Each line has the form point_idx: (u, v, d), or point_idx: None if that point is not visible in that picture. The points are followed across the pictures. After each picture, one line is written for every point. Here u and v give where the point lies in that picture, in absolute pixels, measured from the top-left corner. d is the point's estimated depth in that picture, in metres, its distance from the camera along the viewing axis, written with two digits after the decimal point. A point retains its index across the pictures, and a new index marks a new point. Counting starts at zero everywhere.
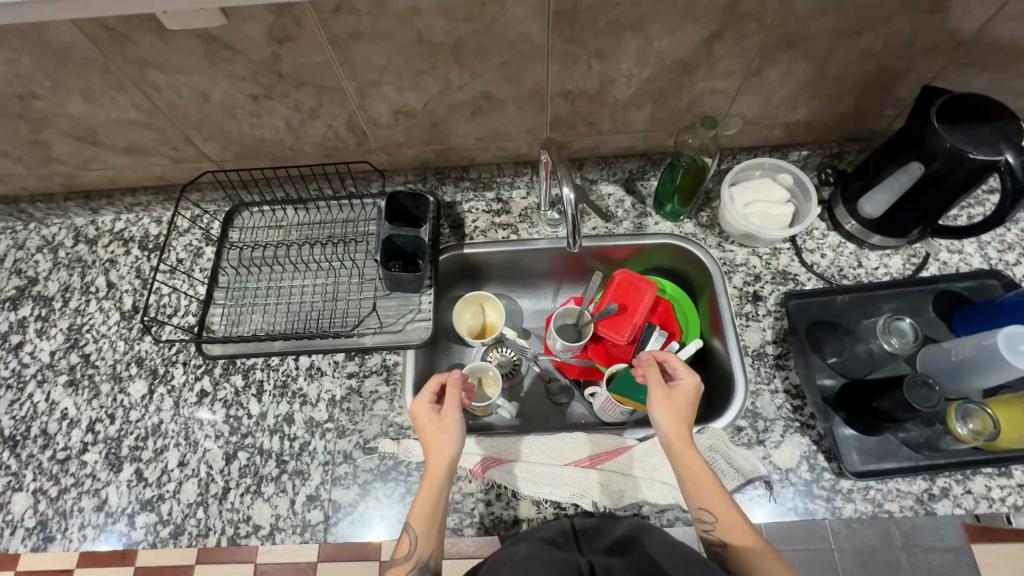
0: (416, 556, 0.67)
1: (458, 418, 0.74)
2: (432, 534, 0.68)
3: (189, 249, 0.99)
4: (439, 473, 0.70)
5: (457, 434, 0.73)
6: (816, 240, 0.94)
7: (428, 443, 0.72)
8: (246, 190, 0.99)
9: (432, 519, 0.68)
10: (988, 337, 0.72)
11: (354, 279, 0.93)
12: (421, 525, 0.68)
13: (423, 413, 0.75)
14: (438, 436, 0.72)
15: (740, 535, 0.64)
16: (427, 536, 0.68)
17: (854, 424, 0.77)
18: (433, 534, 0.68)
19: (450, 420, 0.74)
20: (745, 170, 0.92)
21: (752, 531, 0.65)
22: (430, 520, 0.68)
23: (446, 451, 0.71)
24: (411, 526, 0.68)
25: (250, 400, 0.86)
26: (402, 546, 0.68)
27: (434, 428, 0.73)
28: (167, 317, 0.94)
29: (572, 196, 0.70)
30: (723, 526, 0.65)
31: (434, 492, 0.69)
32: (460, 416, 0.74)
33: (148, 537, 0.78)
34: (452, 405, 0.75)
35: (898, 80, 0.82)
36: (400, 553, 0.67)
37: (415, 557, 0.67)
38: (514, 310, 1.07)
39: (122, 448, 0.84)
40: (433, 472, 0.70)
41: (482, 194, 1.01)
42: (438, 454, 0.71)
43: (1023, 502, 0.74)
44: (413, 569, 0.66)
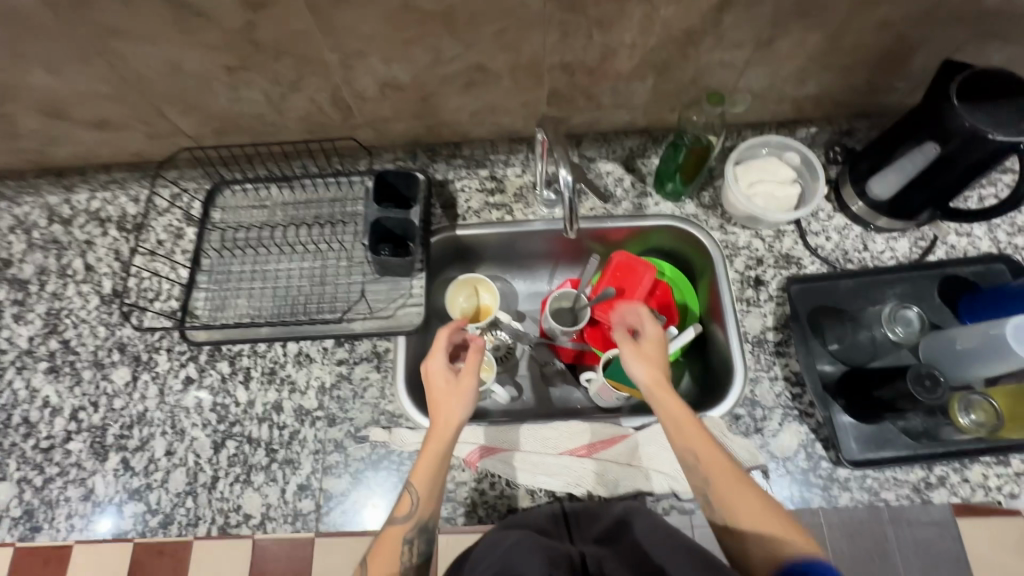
0: (414, 517, 0.68)
1: (472, 386, 0.74)
2: (432, 495, 0.69)
3: (169, 230, 0.95)
4: (445, 436, 0.70)
5: (467, 401, 0.73)
6: (821, 222, 0.91)
7: (437, 407, 0.72)
8: (226, 167, 0.93)
9: (434, 481, 0.69)
10: (996, 327, 0.70)
11: (342, 262, 0.89)
12: (422, 485, 0.69)
13: (437, 376, 0.75)
14: (449, 401, 0.72)
15: (720, 473, 0.64)
16: (429, 496, 0.69)
17: (852, 411, 0.77)
18: (433, 497, 0.69)
19: (463, 386, 0.74)
20: (750, 148, 0.88)
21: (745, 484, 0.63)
22: (431, 481, 0.69)
23: (456, 418, 0.71)
24: (412, 486, 0.69)
25: (238, 388, 0.84)
26: (403, 504, 0.69)
27: (446, 391, 0.73)
28: (149, 302, 0.90)
29: (570, 179, 0.66)
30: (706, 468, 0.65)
31: (440, 455, 0.70)
32: (473, 382, 0.74)
33: (138, 526, 0.77)
34: (468, 371, 0.75)
35: (918, 52, 0.77)
36: (400, 511, 0.69)
37: (413, 518, 0.68)
38: (509, 292, 1.04)
39: (107, 437, 0.82)
40: (439, 435, 0.70)
41: (475, 171, 0.95)
42: (446, 419, 0.71)
43: (1018, 491, 0.74)
44: (411, 528, 0.68)
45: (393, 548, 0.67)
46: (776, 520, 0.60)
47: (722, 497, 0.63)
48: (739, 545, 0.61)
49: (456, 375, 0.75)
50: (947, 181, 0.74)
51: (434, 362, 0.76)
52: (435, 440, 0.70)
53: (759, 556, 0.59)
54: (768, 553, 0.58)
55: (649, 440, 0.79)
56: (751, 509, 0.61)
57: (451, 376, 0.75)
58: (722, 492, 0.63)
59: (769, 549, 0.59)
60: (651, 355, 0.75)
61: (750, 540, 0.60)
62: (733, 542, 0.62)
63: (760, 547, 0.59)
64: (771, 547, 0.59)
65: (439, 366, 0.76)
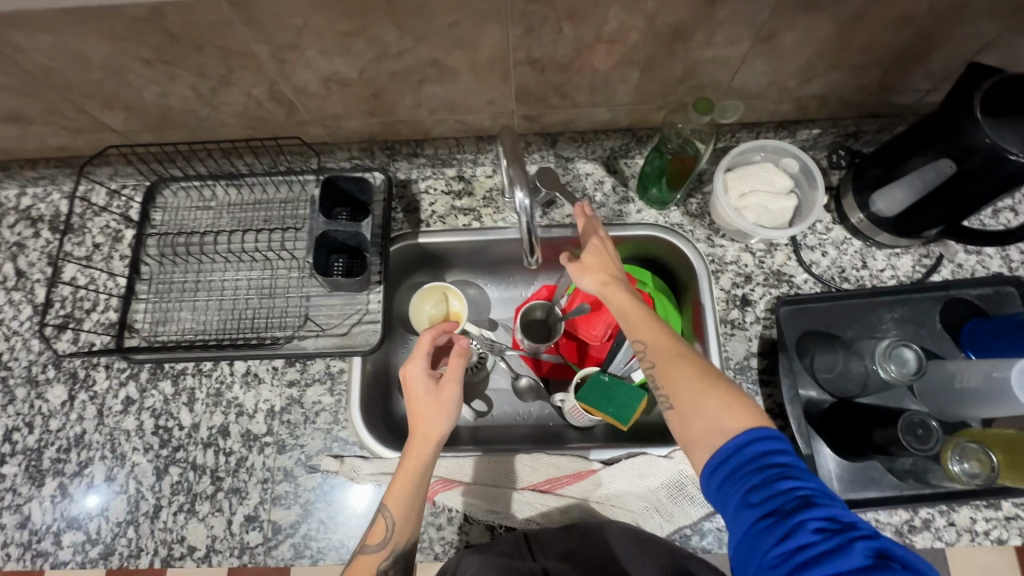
0: (389, 545, 0.63)
1: (455, 395, 0.69)
2: (409, 519, 0.64)
3: (106, 232, 0.87)
4: (424, 452, 0.65)
5: (450, 414, 0.68)
6: (818, 235, 0.83)
7: (416, 417, 0.67)
8: (163, 165, 0.84)
9: (411, 507, 0.64)
10: (1000, 369, 0.64)
11: (293, 273, 0.82)
12: (398, 509, 0.63)
13: (417, 382, 0.69)
14: (429, 412, 0.67)
15: (664, 356, 0.60)
16: (405, 523, 0.63)
17: (834, 446, 0.71)
18: (411, 520, 0.64)
19: (446, 398, 0.69)
20: (743, 153, 0.79)
21: (690, 367, 0.58)
22: (408, 503, 0.64)
23: (437, 432, 0.67)
24: (388, 510, 0.63)
25: (181, 410, 0.78)
26: (376, 532, 0.63)
27: (426, 400, 0.68)
28: (85, 313, 0.83)
29: (526, 202, 0.59)
30: (651, 354, 0.61)
31: (420, 476, 0.65)
32: (458, 393, 0.70)
33: (76, 557, 0.73)
34: (453, 380, 0.70)
35: (939, 50, 0.67)
36: (374, 539, 0.63)
37: (388, 546, 0.63)
38: (480, 300, 0.96)
39: (43, 461, 0.77)
40: (418, 450, 0.66)
41: (440, 171, 0.88)
42: (428, 432, 0.66)
43: (1006, 536, 0.70)
44: (386, 558, 0.63)
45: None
46: (719, 391, 0.56)
47: (667, 382, 0.59)
48: (685, 430, 0.56)
49: (437, 381, 0.70)
50: (961, 201, 0.66)
51: (413, 366, 0.70)
52: (413, 456, 0.65)
53: (705, 435, 0.54)
54: (710, 427, 0.54)
55: (617, 476, 0.74)
56: (696, 386, 0.57)
57: (432, 381, 0.69)
58: (665, 375, 0.59)
59: (712, 424, 0.54)
60: (596, 260, 0.70)
61: (694, 417, 0.55)
62: (680, 426, 0.57)
63: (705, 424, 0.54)
64: (714, 421, 0.54)
65: (419, 371, 0.70)
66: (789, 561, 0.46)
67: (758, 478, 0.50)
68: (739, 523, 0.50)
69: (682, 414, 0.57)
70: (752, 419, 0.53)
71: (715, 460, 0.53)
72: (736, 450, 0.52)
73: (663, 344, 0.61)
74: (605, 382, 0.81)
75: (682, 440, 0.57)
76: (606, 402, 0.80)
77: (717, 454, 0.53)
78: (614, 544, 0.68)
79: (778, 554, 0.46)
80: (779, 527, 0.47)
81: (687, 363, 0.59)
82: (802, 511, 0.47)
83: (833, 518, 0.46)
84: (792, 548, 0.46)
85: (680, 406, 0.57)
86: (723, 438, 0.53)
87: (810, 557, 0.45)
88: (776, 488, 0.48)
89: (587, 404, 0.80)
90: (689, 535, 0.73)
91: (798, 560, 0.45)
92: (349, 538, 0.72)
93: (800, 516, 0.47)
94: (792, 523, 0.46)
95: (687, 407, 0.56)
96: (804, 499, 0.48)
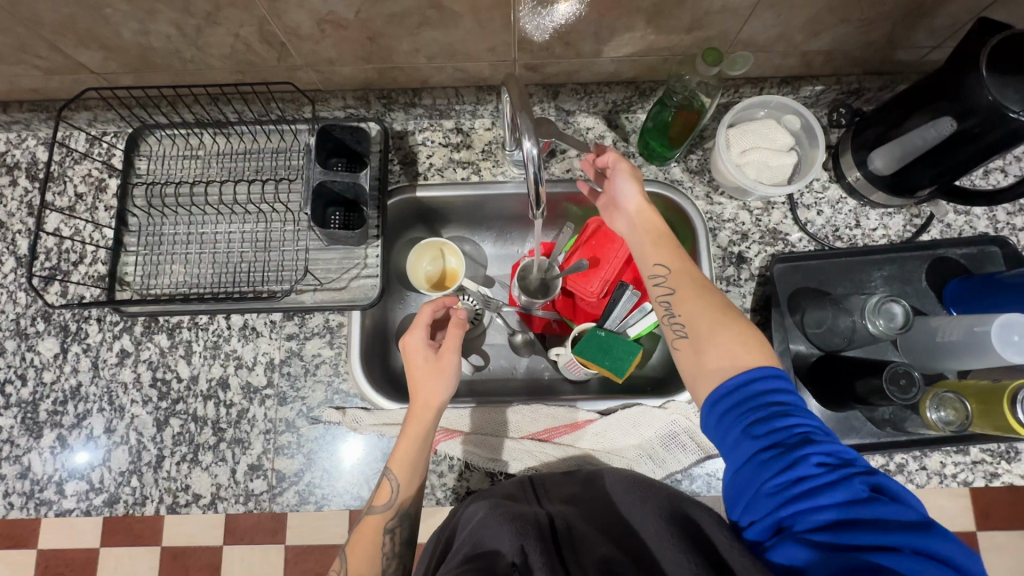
0: (394, 506, 0.65)
1: (453, 363, 0.70)
2: (413, 481, 0.66)
3: (89, 181, 0.83)
4: (425, 419, 0.67)
5: (448, 381, 0.69)
6: (815, 193, 0.84)
7: (416, 388, 0.68)
8: (146, 110, 0.80)
9: (415, 469, 0.66)
10: (981, 323, 0.66)
11: (288, 227, 0.80)
12: (402, 474, 0.66)
13: (416, 353, 0.70)
14: (429, 381, 0.68)
15: (685, 284, 0.64)
16: (409, 486, 0.66)
17: (820, 397, 0.75)
18: (415, 480, 0.66)
19: (445, 363, 0.70)
20: (747, 109, 0.78)
21: (710, 300, 0.62)
22: (413, 468, 0.66)
23: (437, 399, 0.68)
24: (391, 473, 0.66)
25: (179, 362, 0.78)
26: (382, 493, 0.66)
27: (427, 369, 0.69)
28: (72, 266, 0.81)
29: (534, 151, 0.57)
30: (673, 281, 0.65)
31: (421, 442, 0.67)
32: (455, 360, 0.70)
33: (81, 505, 0.74)
34: (450, 347, 0.71)
35: (947, 6, 0.66)
36: (379, 501, 0.66)
37: (393, 507, 0.65)
38: (477, 256, 0.95)
39: (39, 413, 0.77)
40: (420, 417, 0.67)
41: (438, 123, 0.86)
42: (426, 401, 0.68)
43: (972, 479, 0.75)
44: (392, 518, 0.65)
45: (373, 540, 0.64)
46: (736, 328, 0.58)
47: (684, 308, 0.62)
48: (698, 358, 0.59)
49: (436, 351, 0.71)
50: (960, 160, 0.67)
51: (412, 337, 0.71)
52: (414, 424, 0.67)
53: (715, 363, 0.57)
54: (723, 357, 0.57)
55: (613, 426, 0.77)
56: (714, 320, 0.60)
57: (431, 351, 0.70)
58: (685, 304, 0.62)
59: (725, 352, 0.57)
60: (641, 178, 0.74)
61: (707, 346, 0.58)
62: (688, 353, 0.60)
63: (717, 354, 0.57)
64: (728, 352, 0.57)
65: (418, 343, 0.71)
66: (786, 491, 0.48)
67: (763, 414, 0.52)
68: (738, 456, 0.52)
69: (694, 342, 0.60)
70: (764, 358, 0.56)
71: (722, 387, 0.55)
72: (745, 381, 0.54)
73: (686, 273, 0.65)
74: (602, 336, 0.82)
75: (688, 368, 0.60)
76: (604, 357, 0.81)
77: (725, 382, 0.55)
78: (612, 492, 0.66)
79: (778, 484, 0.49)
80: (780, 458, 0.49)
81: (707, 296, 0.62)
82: (805, 446, 0.49)
83: (833, 455, 0.49)
84: (791, 479, 0.48)
85: (694, 336, 0.60)
86: (732, 369, 0.56)
87: (809, 487, 0.47)
88: (780, 424, 0.51)
89: (585, 359, 0.82)
90: (679, 480, 0.77)
91: (795, 488, 0.48)
92: (353, 486, 0.74)
93: (802, 451, 0.49)
94: (793, 455, 0.49)
95: (701, 337, 0.59)
96: (806, 436, 0.50)
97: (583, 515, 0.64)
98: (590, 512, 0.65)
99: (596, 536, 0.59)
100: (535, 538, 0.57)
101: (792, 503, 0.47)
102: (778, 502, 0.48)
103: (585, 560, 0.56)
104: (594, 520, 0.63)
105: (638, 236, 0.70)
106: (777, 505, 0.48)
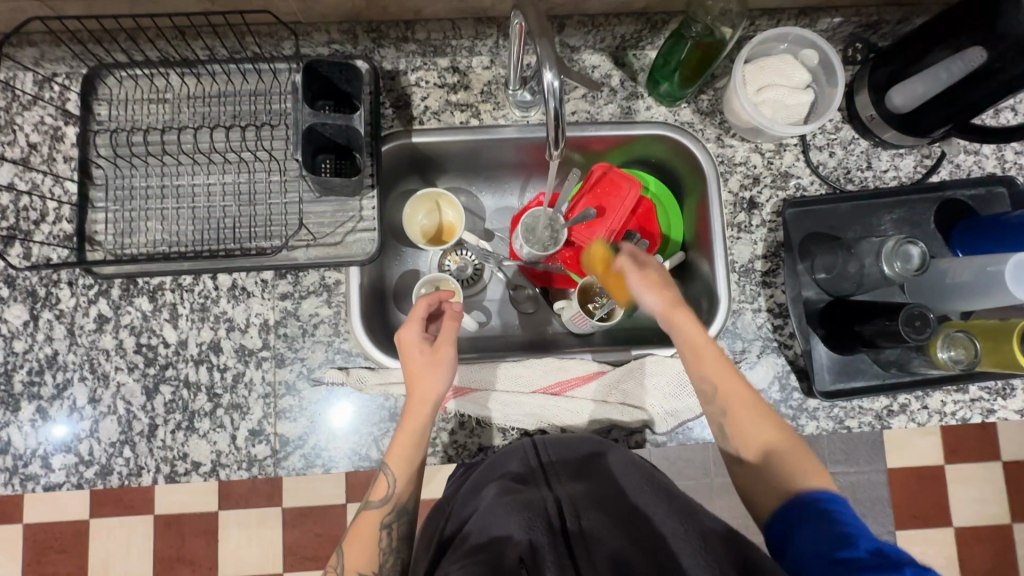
0: (391, 501, 0.64)
1: (451, 356, 0.67)
2: (409, 477, 0.65)
3: (42, 129, 0.74)
4: (422, 414, 0.65)
5: (446, 373, 0.66)
6: (828, 134, 0.81)
7: (414, 379, 0.66)
8: (103, 47, 0.72)
9: (411, 466, 0.65)
10: (995, 264, 0.66)
11: (273, 177, 0.73)
12: (398, 467, 0.64)
13: (412, 347, 0.68)
14: (425, 374, 0.66)
15: (732, 407, 0.64)
16: (404, 482, 0.64)
17: (830, 342, 0.75)
18: (411, 475, 0.65)
19: (441, 356, 0.67)
20: (763, 44, 0.74)
21: (762, 426, 0.63)
22: (409, 462, 0.65)
23: (434, 392, 0.66)
24: (388, 468, 0.64)
25: (164, 327, 0.73)
26: (378, 488, 0.64)
27: (422, 362, 0.67)
28: (33, 225, 0.73)
29: (556, 84, 0.53)
30: (718, 401, 0.65)
31: (418, 438, 0.65)
32: (453, 352, 0.68)
33: (71, 478, 0.69)
34: (445, 341, 0.68)
35: None
36: (376, 496, 0.64)
37: (390, 502, 0.64)
38: (475, 209, 0.91)
39: (14, 385, 0.71)
40: (415, 411, 0.65)
41: (433, 61, 0.78)
42: (422, 394, 0.66)
43: (970, 416, 0.77)
44: (388, 512, 0.64)
45: (370, 536, 0.63)
46: (795, 455, 0.60)
47: (744, 432, 0.63)
48: (749, 483, 0.61)
49: (432, 344, 0.68)
50: (982, 95, 0.64)
51: (407, 331, 0.69)
52: (411, 419, 0.65)
53: (766, 491, 0.60)
54: (774, 486, 0.59)
55: (621, 378, 0.77)
56: (770, 443, 0.62)
57: (427, 345, 0.68)
58: (734, 424, 0.64)
59: (774, 482, 0.59)
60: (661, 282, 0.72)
61: (758, 476, 0.61)
62: (746, 480, 0.62)
63: (767, 484, 0.60)
64: (780, 481, 0.59)
65: (414, 335, 0.69)
66: (838, 569, 0.49)
67: (819, 508, 0.55)
68: (794, 542, 0.54)
69: (753, 466, 0.62)
70: (822, 481, 0.58)
71: (786, 508, 0.57)
72: (806, 503, 0.56)
73: (728, 389, 0.65)
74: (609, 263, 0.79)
75: (747, 494, 0.62)
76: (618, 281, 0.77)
77: (786, 506, 0.57)
78: (620, 474, 0.65)
79: (830, 559, 0.50)
80: (830, 539, 0.51)
81: (758, 421, 0.63)
82: (857, 535, 0.51)
83: (891, 551, 0.49)
84: (842, 555, 0.49)
85: (745, 463, 0.62)
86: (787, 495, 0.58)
87: (861, 564, 0.48)
88: (834, 517, 0.54)
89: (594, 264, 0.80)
90: (690, 428, 0.77)
91: (846, 566, 0.49)
92: (361, 446, 0.72)
93: (854, 538, 0.51)
94: (844, 540, 0.51)
95: (752, 465, 0.62)
96: (860, 531, 0.51)
97: (592, 496, 0.64)
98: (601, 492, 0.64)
99: (611, 530, 0.60)
100: (544, 532, 0.60)
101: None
102: None
103: (597, 559, 0.58)
104: (603, 506, 0.62)
105: (687, 348, 0.68)
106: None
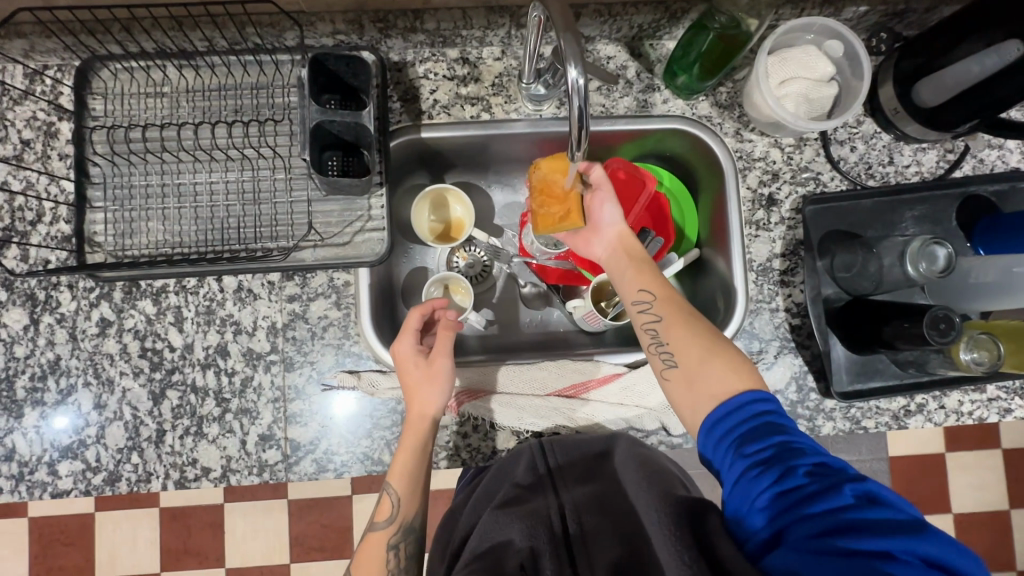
0: (397, 521, 0.64)
1: (447, 368, 0.67)
2: (414, 494, 0.65)
3: (35, 125, 0.71)
4: (421, 429, 0.65)
5: (444, 387, 0.66)
6: (849, 128, 0.78)
7: (411, 395, 0.66)
8: (96, 38, 0.68)
9: (415, 482, 0.64)
10: (1020, 264, 0.67)
11: (279, 175, 0.71)
12: (401, 486, 0.64)
13: (407, 361, 0.67)
14: (422, 389, 0.66)
15: (672, 312, 0.63)
16: (410, 500, 0.64)
17: (849, 343, 0.74)
18: (416, 495, 0.65)
19: (438, 370, 0.67)
20: (787, 35, 0.71)
21: (700, 330, 0.61)
22: (411, 481, 0.64)
23: (432, 407, 0.66)
24: (389, 487, 0.64)
25: (170, 330, 0.71)
26: (382, 510, 0.65)
27: (418, 378, 0.66)
28: (29, 226, 0.70)
29: (581, 82, 0.50)
30: (660, 307, 0.64)
31: (418, 454, 0.65)
32: (449, 365, 0.68)
33: (79, 485, 0.68)
34: (440, 354, 0.68)
35: None
36: (381, 517, 0.65)
37: (396, 522, 0.64)
38: (484, 204, 0.88)
39: (17, 391, 0.70)
40: (414, 427, 0.66)
41: (441, 52, 0.75)
42: (421, 409, 0.65)
43: (987, 416, 0.76)
44: (394, 533, 0.64)
45: (378, 555, 0.64)
46: (723, 356, 0.58)
47: (674, 336, 0.61)
48: (690, 387, 0.58)
49: (427, 357, 0.68)
50: (1012, 91, 0.63)
51: (401, 344, 0.68)
52: (410, 437, 0.65)
53: (709, 388, 0.57)
54: (717, 385, 0.56)
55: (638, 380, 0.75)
56: (710, 347, 0.59)
57: (422, 357, 0.68)
58: (671, 329, 0.62)
59: (715, 381, 0.57)
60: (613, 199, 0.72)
61: (698, 375, 0.58)
62: (684, 381, 0.59)
63: (708, 382, 0.57)
64: (720, 380, 0.56)
65: (408, 349, 0.68)
66: (780, 502, 0.48)
67: (751, 432, 0.53)
68: (729, 472, 0.52)
69: (686, 373, 0.59)
70: (751, 380, 0.56)
71: (723, 405, 0.55)
72: (735, 408, 0.55)
73: (669, 298, 0.64)
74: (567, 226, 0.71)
75: (685, 397, 0.58)
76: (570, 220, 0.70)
77: (723, 407, 0.55)
78: (620, 470, 0.64)
79: (771, 494, 0.49)
80: (769, 467, 0.50)
81: (695, 327, 0.61)
82: (793, 457, 0.49)
83: (823, 464, 0.49)
84: (782, 487, 0.48)
85: (685, 366, 0.59)
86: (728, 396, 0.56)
87: (804, 495, 0.47)
88: (765, 438, 0.52)
89: (532, 173, 0.70)
90: None
91: (789, 498, 0.48)
92: (373, 450, 0.71)
93: (790, 462, 0.49)
94: (782, 467, 0.49)
95: (692, 367, 0.59)
96: (793, 448, 0.50)
97: (598, 500, 0.63)
98: (609, 496, 0.63)
99: (609, 535, 0.59)
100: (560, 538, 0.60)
101: (791, 512, 0.47)
102: (777, 522, 0.48)
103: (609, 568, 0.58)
104: (607, 510, 0.62)
105: (619, 261, 0.69)
106: (775, 522, 0.48)
